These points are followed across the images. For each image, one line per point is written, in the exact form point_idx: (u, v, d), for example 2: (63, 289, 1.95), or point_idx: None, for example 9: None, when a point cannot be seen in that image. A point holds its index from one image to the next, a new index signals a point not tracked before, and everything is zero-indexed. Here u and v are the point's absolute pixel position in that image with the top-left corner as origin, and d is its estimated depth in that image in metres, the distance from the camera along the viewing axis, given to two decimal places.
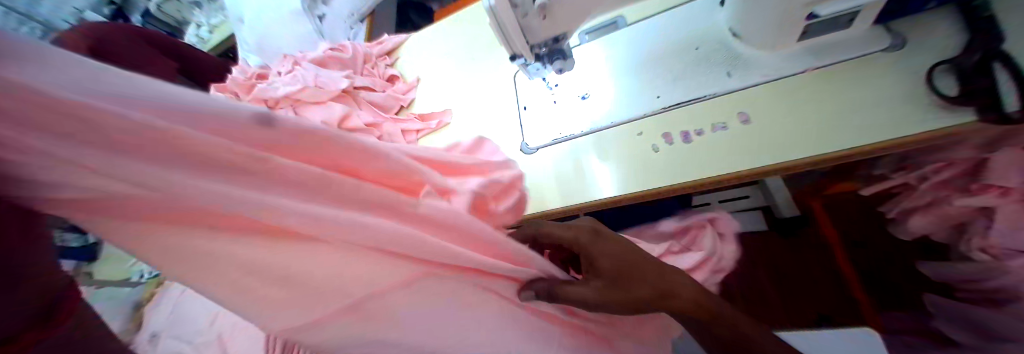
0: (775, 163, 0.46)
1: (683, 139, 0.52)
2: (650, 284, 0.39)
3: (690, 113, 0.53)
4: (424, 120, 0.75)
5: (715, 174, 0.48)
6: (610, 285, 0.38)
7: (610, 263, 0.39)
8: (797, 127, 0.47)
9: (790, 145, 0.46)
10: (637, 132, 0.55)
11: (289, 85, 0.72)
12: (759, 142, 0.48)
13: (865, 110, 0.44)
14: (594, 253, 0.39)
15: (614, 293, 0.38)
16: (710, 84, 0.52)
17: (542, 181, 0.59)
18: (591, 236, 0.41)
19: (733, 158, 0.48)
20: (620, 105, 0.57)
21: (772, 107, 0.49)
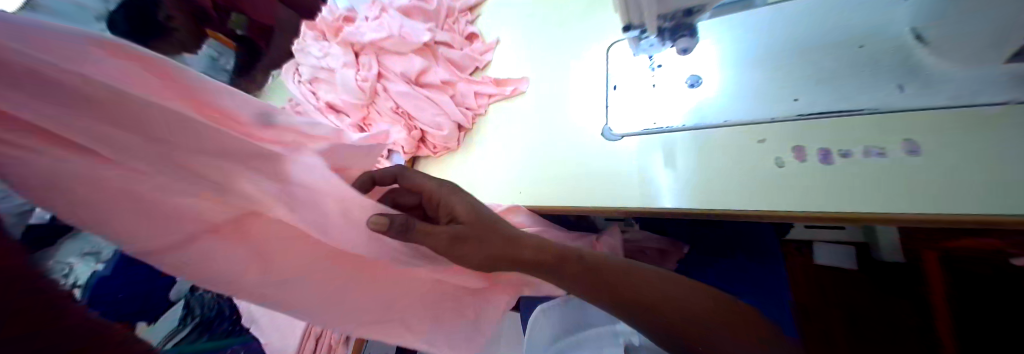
0: (926, 214, 0.37)
1: (821, 160, 0.44)
2: (506, 240, 0.36)
3: (832, 128, 0.44)
4: (499, 85, 0.71)
5: (836, 210, 0.41)
6: (459, 231, 0.35)
7: (465, 210, 0.36)
8: (973, 175, 0.36)
9: (956, 195, 0.36)
10: (758, 139, 0.48)
11: (371, 31, 0.72)
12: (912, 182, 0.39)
13: None
14: (444, 201, 0.37)
15: (462, 241, 0.35)
16: (869, 95, 0.42)
17: (623, 174, 0.55)
18: (448, 190, 0.37)
19: (884, 195, 0.39)
20: (738, 103, 0.49)
21: (951, 140, 0.38)
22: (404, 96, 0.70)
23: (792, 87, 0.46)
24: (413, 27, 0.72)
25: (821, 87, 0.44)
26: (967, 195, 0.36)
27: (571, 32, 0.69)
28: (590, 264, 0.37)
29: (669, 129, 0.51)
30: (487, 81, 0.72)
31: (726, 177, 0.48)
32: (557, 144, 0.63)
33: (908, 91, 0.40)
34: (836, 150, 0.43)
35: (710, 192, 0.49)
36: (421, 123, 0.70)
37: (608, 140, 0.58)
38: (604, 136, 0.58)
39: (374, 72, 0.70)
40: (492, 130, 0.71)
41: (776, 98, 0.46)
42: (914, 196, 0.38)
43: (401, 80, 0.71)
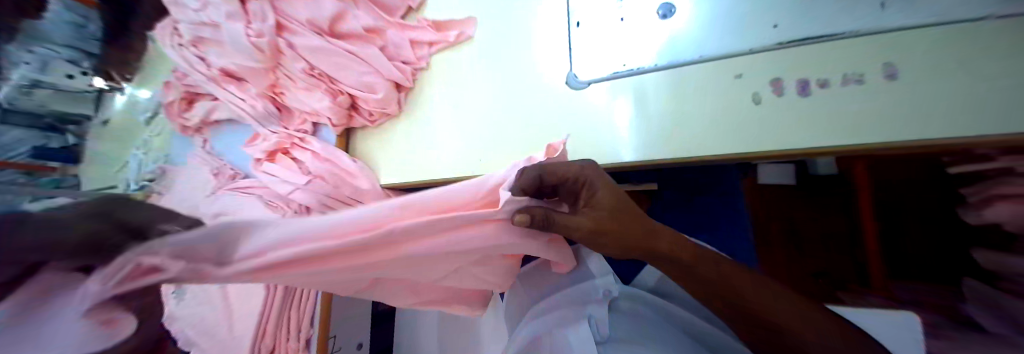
0: (873, 143, 0.38)
1: (800, 91, 0.41)
2: (635, 225, 0.35)
3: (809, 56, 0.40)
4: (440, 30, 0.59)
5: (795, 147, 0.41)
6: (607, 217, 0.34)
7: (607, 197, 0.35)
8: (930, 99, 0.36)
9: (908, 121, 0.37)
10: (736, 73, 0.43)
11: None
12: (875, 111, 0.38)
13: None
14: (594, 185, 0.35)
15: (612, 227, 0.34)
16: (850, 16, 0.38)
17: (590, 126, 0.51)
18: (591, 176, 0.35)
19: (853, 126, 0.39)
20: (713, 35, 0.44)
21: (924, 62, 0.36)
22: (320, 53, 0.57)
23: (774, 11, 0.41)
24: None
25: (802, 9, 0.40)
26: (933, 120, 0.35)
27: None
28: (719, 268, 0.35)
29: (641, 70, 0.46)
30: (427, 25, 0.59)
31: (696, 120, 0.45)
32: (512, 97, 0.55)
33: (891, 9, 0.37)
34: (815, 79, 0.40)
35: (681, 138, 0.46)
36: (345, 86, 0.59)
37: (573, 89, 0.51)
38: (568, 84, 0.51)
39: (271, 24, 0.56)
40: (437, 86, 0.60)
41: (756, 25, 0.42)
42: (884, 124, 0.37)
43: (312, 32, 0.57)
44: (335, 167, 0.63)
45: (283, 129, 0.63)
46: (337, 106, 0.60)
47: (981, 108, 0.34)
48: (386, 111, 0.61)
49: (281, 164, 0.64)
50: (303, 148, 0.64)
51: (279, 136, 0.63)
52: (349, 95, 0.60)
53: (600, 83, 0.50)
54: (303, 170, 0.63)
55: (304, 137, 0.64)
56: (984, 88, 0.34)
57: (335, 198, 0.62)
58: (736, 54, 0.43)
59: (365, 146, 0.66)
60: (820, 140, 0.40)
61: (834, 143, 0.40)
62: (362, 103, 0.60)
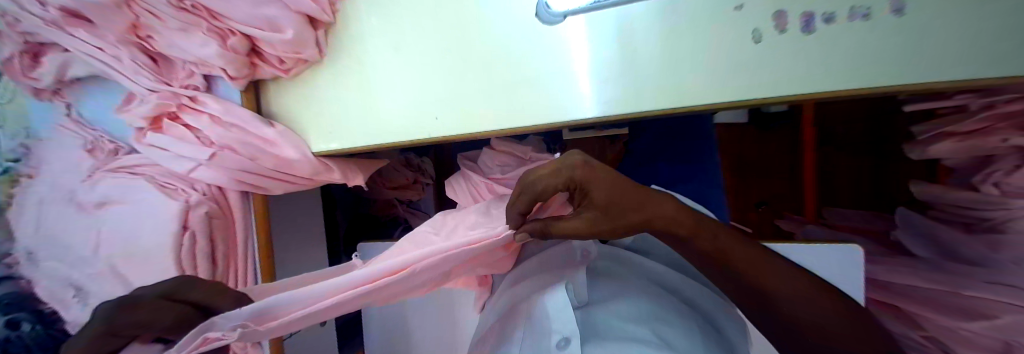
0: (857, 91, 0.35)
1: (804, 27, 0.35)
2: (632, 225, 0.36)
3: None
4: None
5: (784, 95, 0.37)
6: (599, 216, 0.35)
7: (602, 195, 0.35)
8: (934, 37, 0.32)
9: (902, 63, 0.33)
10: (735, 4, 0.36)
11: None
12: (881, 50, 0.33)
13: None
14: (591, 184, 0.35)
15: (603, 225, 0.35)
16: None
17: (568, 72, 0.42)
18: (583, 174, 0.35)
19: (854, 69, 0.35)
20: None
21: None
22: None
23: None
24: None
25: None
26: (938, 56, 0.32)
27: None
28: (717, 240, 0.35)
29: None
30: None
31: (689, 63, 0.39)
32: (464, 37, 0.45)
33: None
34: (822, 13, 0.34)
35: (662, 86, 0.40)
36: (234, 23, 0.43)
37: (545, 23, 0.41)
38: (539, 16, 0.41)
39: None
40: (366, 23, 0.47)
41: None
42: (882, 65, 0.34)
43: None
44: (244, 134, 0.50)
45: (164, 86, 0.48)
46: (229, 51, 0.44)
47: (1008, 42, 0.30)
48: (302, 57, 0.47)
49: (170, 133, 0.50)
50: (195, 110, 0.50)
51: (158, 97, 0.48)
52: (243, 36, 0.45)
53: (575, 15, 0.40)
54: (202, 139, 0.50)
55: (196, 95, 0.50)
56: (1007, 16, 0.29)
57: (253, 172, 0.51)
58: None
59: (284, 103, 0.53)
60: (808, 84, 0.36)
61: (824, 87, 0.36)
62: (266, 47, 0.46)
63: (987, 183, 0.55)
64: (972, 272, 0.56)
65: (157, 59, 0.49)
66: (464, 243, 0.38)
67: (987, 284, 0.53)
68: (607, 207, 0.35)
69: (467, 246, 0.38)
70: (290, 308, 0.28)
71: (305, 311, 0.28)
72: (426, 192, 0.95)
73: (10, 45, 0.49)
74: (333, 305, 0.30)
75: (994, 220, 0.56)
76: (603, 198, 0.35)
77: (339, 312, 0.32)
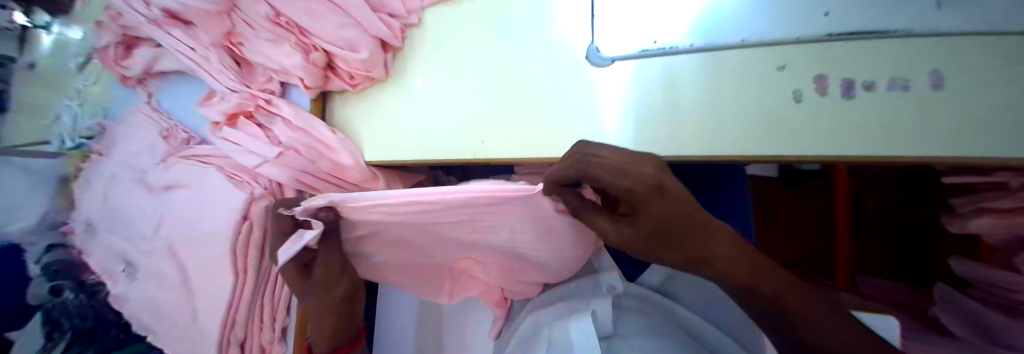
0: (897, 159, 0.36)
1: (843, 93, 0.37)
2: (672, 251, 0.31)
3: (865, 50, 0.36)
4: None
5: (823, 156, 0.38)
6: (638, 233, 0.31)
7: (653, 218, 0.30)
8: (981, 118, 0.33)
9: (944, 139, 0.34)
10: (778, 65, 0.39)
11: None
12: (927, 122, 0.35)
13: None
14: (643, 203, 0.29)
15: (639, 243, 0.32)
16: (917, 8, 0.35)
17: (612, 112, 0.45)
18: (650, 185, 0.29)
19: (897, 136, 0.36)
20: (756, 14, 0.39)
21: (995, 69, 0.32)
22: None
23: None
24: None
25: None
26: (971, 135, 0.33)
27: None
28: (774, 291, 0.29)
29: (673, 50, 0.41)
30: None
31: (730, 115, 0.41)
32: (517, 70, 0.49)
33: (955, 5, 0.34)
34: (862, 80, 0.37)
35: (693, 133, 0.42)
36: (319, 41, 0.49)
37: (593, 65, 0.45)
38: (588, 59, 0.45)
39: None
40: (430, 50, 0.52)
41: (810, 10, 0.38)
42: (915, 137, 0.35)
43: None
44: (311, 139, 0.55)
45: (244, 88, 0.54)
46: (311, 66, 0.50)
47: None
48: (370, 75, 0.52)
49: (242, 130, 0.55)
50: (268, 112, 0.56)
51: (239, 97, 0.54)
52: (324, 52, 0.51)
53: (624, 61, 0.44)
54: (271, 139, 0.55)
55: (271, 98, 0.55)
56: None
57: (312, 174, 0.56)
58: (782, 43, 0.38)
59: (347, 114, 0.58)
60: (840, 146, 0.38)
61: (857, 150, 0.37)
62: (341, 63, 0.51)
63: None
64: None
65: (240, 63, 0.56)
66: (489, 189, 0.38)
67: None
68: (654, 230, 0.30)
69: (493, 192, 0.38)
70: (358, 200, 0.41)
71: (368, 204, 0.41)
72: None
73: (110, 36, 0.58)
74: (388, 207, 0.41)
75: None
76: (651, 221, 0.30)
77: (403, 215, 0.42)
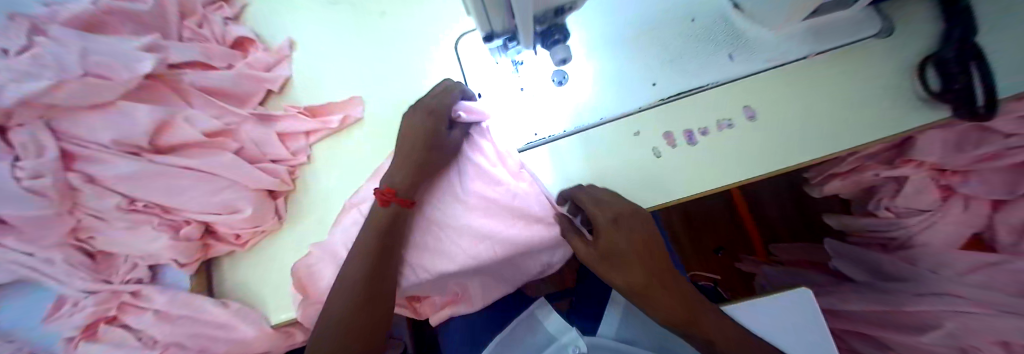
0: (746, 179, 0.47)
1: (687, 141, 0.48)
2: (611, 265, 0.42)
3: (688, 106, 0.49)
4: (317, 117, 0.53)
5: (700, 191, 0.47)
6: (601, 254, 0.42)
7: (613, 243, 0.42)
8: (786, 132, 0.47)
9: (767, 154, 0.46)
10: (634, 131, 0.49)
11: (28, 80, 0.39)
12: (757, 143, 0.47)
13: (850, 112, 0.46)
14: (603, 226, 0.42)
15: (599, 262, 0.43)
16: (713, 69, 0.48)
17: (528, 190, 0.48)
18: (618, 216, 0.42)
19: (745, 164, 0.46)
20: (603, 94, 0.50)
21: (774, 100, 0.48)
22: (138, 179, 0.42)
23: (652, 71, 0.49)
24: (120, 49, 0.44)
25: (668, 69, 0.49)
26: (800, 144, 0.46)
27: (393, 28, 0.56)
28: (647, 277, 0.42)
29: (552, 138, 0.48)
30: (298, 113, 0.51)
31: (622, 177, 0.48)
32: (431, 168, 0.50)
33: (737, 59, 0.48)
34: (697, 129, 0.48)
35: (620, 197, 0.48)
36: (188, 214, 0.45)
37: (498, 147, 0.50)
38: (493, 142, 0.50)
39: (54, 155, 0.40)
40: (329, 182, 0.51)
41: (640, 85, 0.49)
42: (770, 153, 0.46)
43: (125, 153, 0.42)
44: (195, 323, 0.47)
45: (103, 287, 0.46)
46: (182, 242, 0.45)
47: (821, 131, 0.46)
48: (260, 229, 0.48)
49: (106, 340, 0.46)
50: (138, 306, 0.47)
51: (95, 300, 0.46)
52: (200, 222, 0.46)
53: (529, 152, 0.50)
54: (145, 338, 0.47)
55: (139, 289, 0.47)
56: (814, 115, 0.47)
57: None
58: (631, 114, 0.49)
59: (235, 278, 0.49)
60: (721, 176, 0.47)
61: (733, 176, 0.47)
62: (221, 228, 0.47)
63: (882, 209, 0.67)
64: (906, 287, 0.65)
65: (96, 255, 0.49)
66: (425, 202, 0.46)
67: (920, 297, 0.62)
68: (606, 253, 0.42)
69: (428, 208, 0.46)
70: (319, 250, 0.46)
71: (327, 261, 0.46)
72: None
73: None
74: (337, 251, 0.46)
75: (900, 237, 0.68)
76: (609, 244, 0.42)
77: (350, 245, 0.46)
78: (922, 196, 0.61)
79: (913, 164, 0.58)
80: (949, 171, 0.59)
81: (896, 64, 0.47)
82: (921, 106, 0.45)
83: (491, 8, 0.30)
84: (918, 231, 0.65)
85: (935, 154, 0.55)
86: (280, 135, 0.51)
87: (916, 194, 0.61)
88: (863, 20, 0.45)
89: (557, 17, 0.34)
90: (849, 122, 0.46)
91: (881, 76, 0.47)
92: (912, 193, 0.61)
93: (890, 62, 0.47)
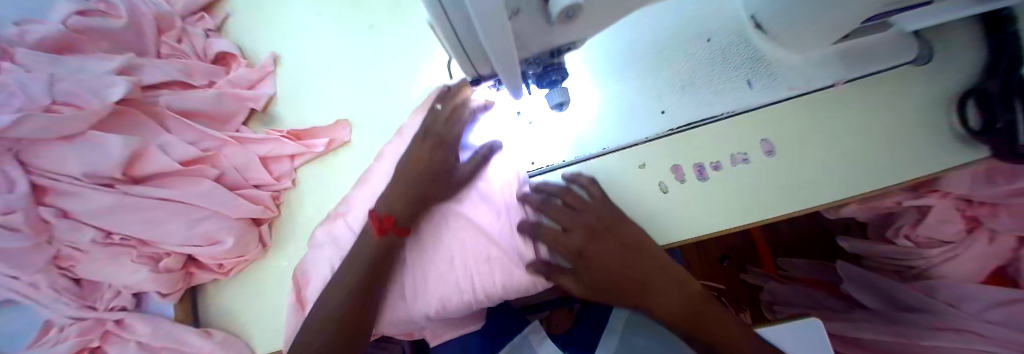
0: (767, 219, 0.42)
1: (698, 176, 0.44)
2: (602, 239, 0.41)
3: (702, 138, 0.44)
4: (301, 139, 0.50)
5: (712, 231, 0.43)
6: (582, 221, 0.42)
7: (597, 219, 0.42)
8: (818, 173, 0.41)
9: (793, 193, 0.41)
10: (639, 164, 0.46)
11: None
12: (784, 180, 0.42)
13: (890, 144, 0.41)
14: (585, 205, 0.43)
15: (583, 230, 0.42)
16: (730, 97, 0.44)
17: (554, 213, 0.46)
18: (596, 219, 0.42)
19: (769, 204, 0.42)
20: (607, 121, 0.46)
21: (799, 132, 0.42)
22: (113, 214, 0.41)
23: (660, 98, 0.45)
24: (91, 75, 0.42)
25: (679, 96, 0.45)
26: (827, 183, 0.41)
27: (379, 43, 0.53)
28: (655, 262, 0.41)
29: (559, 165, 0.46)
30: (280, 135, 0.49)
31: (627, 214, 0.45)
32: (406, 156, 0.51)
33: (757, 85, 0.43)
34: (709, 163, 0.44)
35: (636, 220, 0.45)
36: (167, 247, 0.43)
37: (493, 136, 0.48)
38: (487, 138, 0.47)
39: (24, 191, 0.40)
40: (314, 210, 0.49)
41: (648, 112, 0.45)
42: (791, 194, 0.41)
43: (99, 184, 0.41)
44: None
45: (87, 315, 0.45)
46: (162, 273, 0.43)
47: (851, 174, 0.41)
48: (244, 258, 0.46)
49: None
50: (122, 336, 0.46)
51: (78, 332, 0.44)
52: (180, 253, 0.44)
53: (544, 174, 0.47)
54: None
55: (122, 317, 0.46)
56: (844, 160, 0.41)
57: None
58: (636, 145, 0.45)
59: (223, 308, 0.48)
60: (738, 217, 0.42)
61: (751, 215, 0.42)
62: (204, 259, 0.45)
63: (900, 237, 0.62)
64: (926, 322, 0.61)
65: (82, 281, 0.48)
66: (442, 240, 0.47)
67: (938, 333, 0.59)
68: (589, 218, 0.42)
69: (447, 241, 0.47)
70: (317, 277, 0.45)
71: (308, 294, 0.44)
72: None
73: None
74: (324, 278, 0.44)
75: (921, 267, 0.64)
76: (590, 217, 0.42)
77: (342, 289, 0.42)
78: (944, 228, 0.57)
79: (938, 195, 0.54)
80: (976, 202, 0.54)
81: (938, 92, 0.41)
82: (956, 145, 0.40)
83: (472, 55, 0.27)
84: (936, 263, 0.61)
85: (962, 186, 0.51)
86: (264, 158, 0.49)
87: (938, 224, 0.57)
88: (902, 43, 0.40)
89: (554, 58, 0.32)
90: (878, 162, 0.41)
91: (920, 106, 0.41)
92: (935, 223, 0.57)
93: (928, 98, 0.41)
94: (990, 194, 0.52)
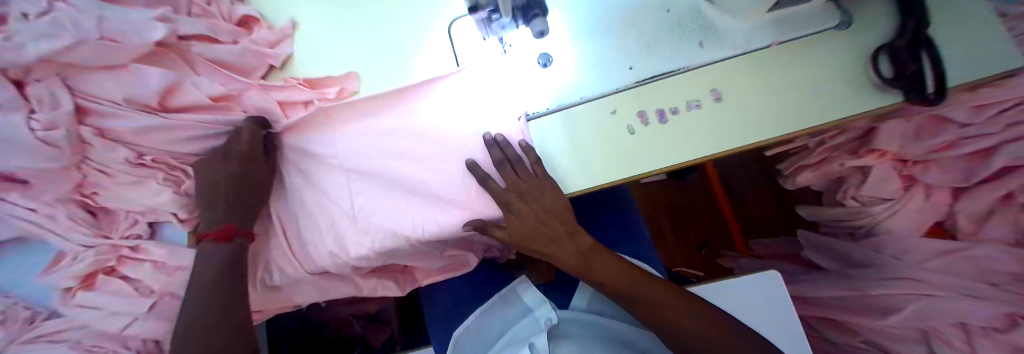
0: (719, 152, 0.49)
1: (661, 118, 0.50)
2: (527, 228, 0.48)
3: (662, 89, 0.51)
4: (316, 89, 0.56)
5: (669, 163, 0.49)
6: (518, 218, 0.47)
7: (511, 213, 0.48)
8: (759, 115, 0.49)
9: (738, 131, 0.49)
10: (612, 110, 0.51)
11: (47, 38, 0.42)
12: (726, 122, 0.49)
13: (821, 85, 0.48)
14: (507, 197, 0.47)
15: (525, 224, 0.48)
16: (686, 55, 0.52)
17: (552, 150, 0.52)
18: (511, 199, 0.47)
19: (718, 140, 0.49)
20: (586, 75, 0.53)
21: (743, 85, 0.50)
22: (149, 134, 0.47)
23: (630, 57, 0.53)
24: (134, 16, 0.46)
25: (644, 54, 0.53)
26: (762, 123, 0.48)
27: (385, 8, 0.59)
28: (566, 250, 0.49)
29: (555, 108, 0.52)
30: (299, 84, 0.55)
31: (603, 154, 0.51)
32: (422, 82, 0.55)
33: (707, 47, 0.52)
34: (669, 108, 0.50)
35: (610, 157, 0.51)
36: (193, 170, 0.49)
37: None
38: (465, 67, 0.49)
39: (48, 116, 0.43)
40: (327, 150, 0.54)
41: (619, 68, 0.53)
42: (736, 132, 0.49)
43: (136, 110, 0.47)
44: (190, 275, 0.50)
45: (103, 240, 0.48)
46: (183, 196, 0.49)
47: (785, 116, 0.48)
48: None
49: (104, 289, 0.49)
50: (137, 259, 0.49)
51: (95, 252, 0.47)
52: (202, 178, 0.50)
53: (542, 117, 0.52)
54: (140, 289, 0.50)
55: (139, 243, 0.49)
56: (787, 108, 0.48)
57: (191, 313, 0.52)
58: (609, 94, 0.52)
59: None
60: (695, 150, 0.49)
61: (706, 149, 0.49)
62: None
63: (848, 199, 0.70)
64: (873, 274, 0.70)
65: (97, 213, 0.50)
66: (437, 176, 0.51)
67: (883, 281, 0.69)
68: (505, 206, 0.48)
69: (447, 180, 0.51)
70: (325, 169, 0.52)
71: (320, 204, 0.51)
72: (386, 301, 0.99)
73: None
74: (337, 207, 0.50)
75: (865, 226, 0.73)
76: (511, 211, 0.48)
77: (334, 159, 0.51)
78: (883, 185, 0.65)
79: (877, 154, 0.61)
80: (910, 161, 0.62)
81: (857, 51, 0.49)
82: (877, 91, 0.47)
83: None
84: (881, 219, 0.69)
85: (895, 145, 0.58)
86: (281, 105, 0.54)
87: (878, 182, 0.64)
88: (821, 15, 0.49)
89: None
90: (810, 106, 0.48)
91: (843, 64, 0.49)
92: (876, 182, 0.64)
93: (853, 54, 0.49)
94: (918, 150, 0.60)
